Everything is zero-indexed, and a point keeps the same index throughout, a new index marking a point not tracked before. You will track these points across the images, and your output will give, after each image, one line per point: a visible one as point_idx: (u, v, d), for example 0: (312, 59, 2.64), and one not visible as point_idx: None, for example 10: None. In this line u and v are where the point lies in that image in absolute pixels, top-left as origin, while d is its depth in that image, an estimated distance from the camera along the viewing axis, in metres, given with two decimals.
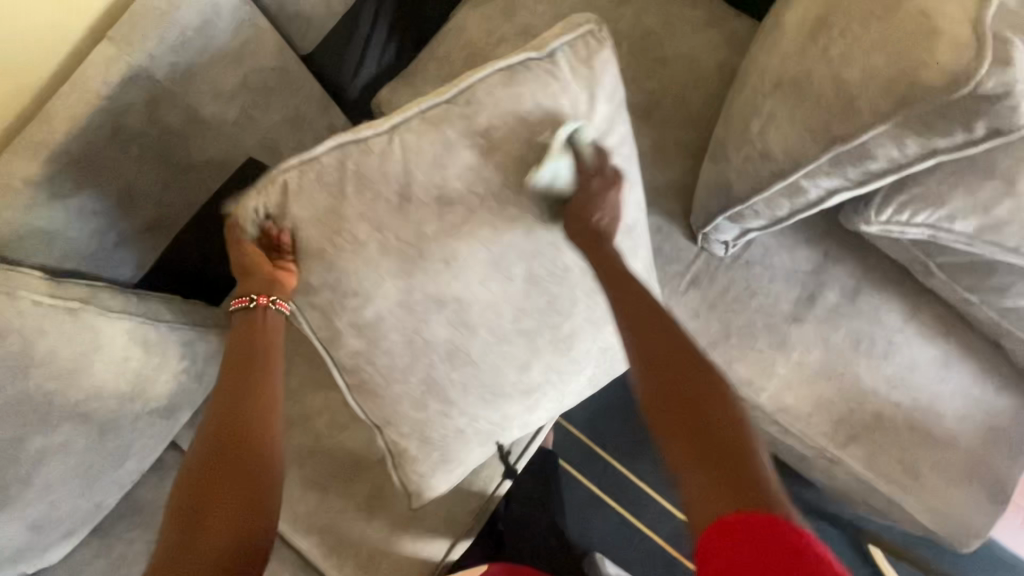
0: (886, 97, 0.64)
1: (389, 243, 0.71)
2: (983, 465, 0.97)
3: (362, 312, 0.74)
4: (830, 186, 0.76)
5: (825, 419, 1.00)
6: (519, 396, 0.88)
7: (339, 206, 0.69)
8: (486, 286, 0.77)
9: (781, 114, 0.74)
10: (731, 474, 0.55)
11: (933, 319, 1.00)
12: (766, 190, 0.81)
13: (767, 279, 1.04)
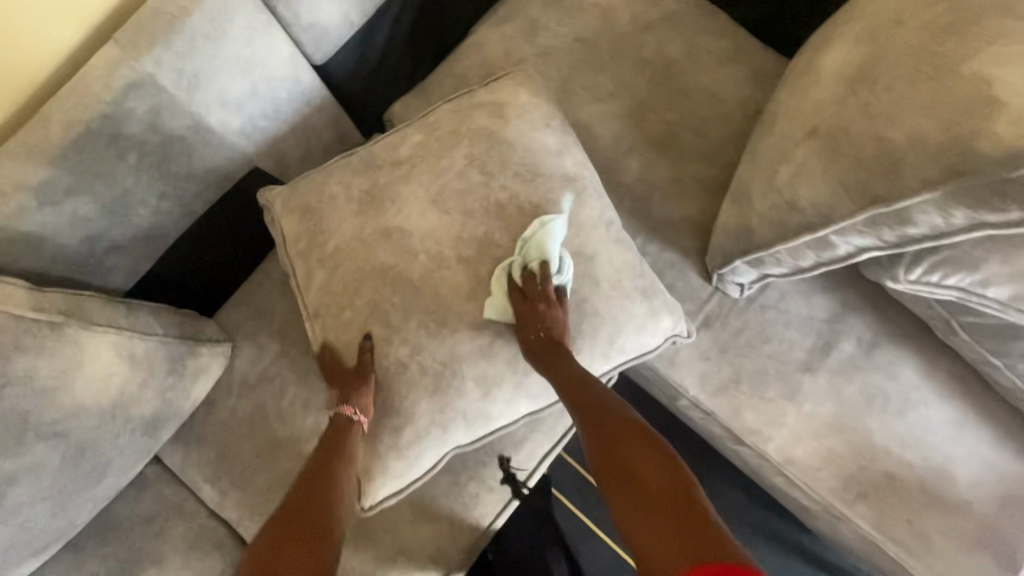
0: (935, 164, 0.61)
1: (355, 197, 0.87)
2: (998, 534, 0.93)
3: (324, 246, 0.86)
4: (861, 245, 0.72)
5: (834, 475, 0.96)
6: (480, 389, 0.82)
7: (328, 191, 0.89)
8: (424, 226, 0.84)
9: (815, 166, 0.72)
10: (680, 520, 0.59)
11: (950, 378, 0.97)
12: (792, 240, 0.77)
13: (781, 324, 1.00)
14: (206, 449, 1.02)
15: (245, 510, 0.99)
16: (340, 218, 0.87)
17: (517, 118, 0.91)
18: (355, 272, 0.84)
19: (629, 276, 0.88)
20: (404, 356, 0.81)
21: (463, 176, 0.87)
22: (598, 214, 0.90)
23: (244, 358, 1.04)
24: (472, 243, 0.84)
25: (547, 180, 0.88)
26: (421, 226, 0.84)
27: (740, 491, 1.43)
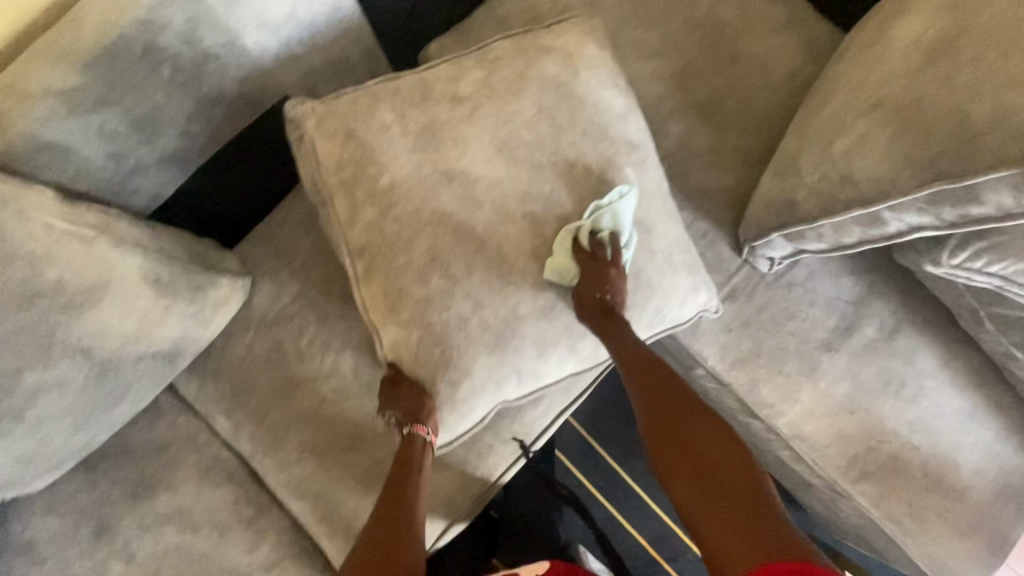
0: (1013, 143, 0.62)
1: (410, 129, 0.83)
2: (991, 521, 0.96)
3: (378, 179, 0.81)
4: (914, 223, 0.72)
5: (841, 453, 0.98)
6: (534, 347, 0.83)
7: (378, 117, 0.82)
8: (489, 166, 0.83)
9: (877, 139, 0.72)
10: (739, 507, 0.64)
11: (966, 368, 0.98)
12: (840, 215, 0.77)
13: (806, 303, 1.00)
14: (221, 381, 1.01)
15: (259, 444, 0.99)
16: (390, 151, 0.82)
17: (565, 67, 0.87)
18: (397, 213, 0.81)
19: (679, 249, 0.89)
20: (465, 312, 0.80)
21: (505, 122, 0.84)
22: (655, 181, 0.89)
23: (263, 294, 1.02)
24: (508, 194, 0.82)
25: (590, 134, 0.86)
26: (485, 176, 0.83)
27: None
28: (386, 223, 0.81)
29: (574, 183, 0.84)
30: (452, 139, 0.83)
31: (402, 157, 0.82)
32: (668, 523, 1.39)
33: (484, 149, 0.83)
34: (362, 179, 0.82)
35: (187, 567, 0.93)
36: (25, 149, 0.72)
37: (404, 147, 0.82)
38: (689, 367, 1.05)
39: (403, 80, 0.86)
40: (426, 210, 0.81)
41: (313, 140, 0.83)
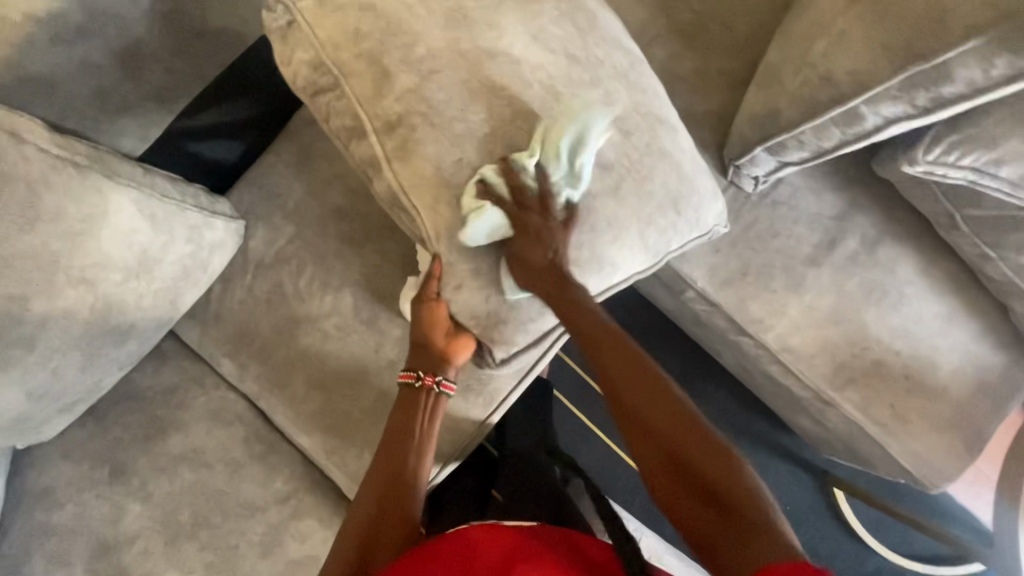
0: (982, 11, 0.67)
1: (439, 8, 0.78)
2: (968, 417, 1.01)
3: (414, 49, 0.76)
4: (891, 114, 0.77)
5: (827, 362, 1.03)
6: (610, 232, 0.79)
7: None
8: (528, 50, 0.79)
9: (850, 34, 0.76)
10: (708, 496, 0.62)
11: (945, 276, 1.02)
12: (821, 115, 0.81)
13: (790, 220, 1.03)
14: (222, 326, 1.03)
15: (265, 384, 1.02)
16: (420, 24, 0.77)
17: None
18: (438, 88, 0.75)
19: (699, 158, 0.89)
20: (536, 185, 0.76)
21: (529, 32, 0.80)
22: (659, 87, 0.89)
23: (259, 238, 1.03)
24: (552, 94, 0.78)
25: (600, 45, 0.85)
26: (527, 60, 0.79)
27: (726, 393, 1.52)
28: (433, 92, 0.75)
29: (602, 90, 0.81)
30: (487, 24, 0.78)
31: (436, 31, 0.77)
32: None
33: (520, 38, 0.80)
34: (393, 59, 0.76)
35: (205, 502, 0.96)
36: (12, 80, 0.75)
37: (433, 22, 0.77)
38: (681, 291, 1.08)
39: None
40: (475, 83, 0.76)
41: (316, 25, 0.78)
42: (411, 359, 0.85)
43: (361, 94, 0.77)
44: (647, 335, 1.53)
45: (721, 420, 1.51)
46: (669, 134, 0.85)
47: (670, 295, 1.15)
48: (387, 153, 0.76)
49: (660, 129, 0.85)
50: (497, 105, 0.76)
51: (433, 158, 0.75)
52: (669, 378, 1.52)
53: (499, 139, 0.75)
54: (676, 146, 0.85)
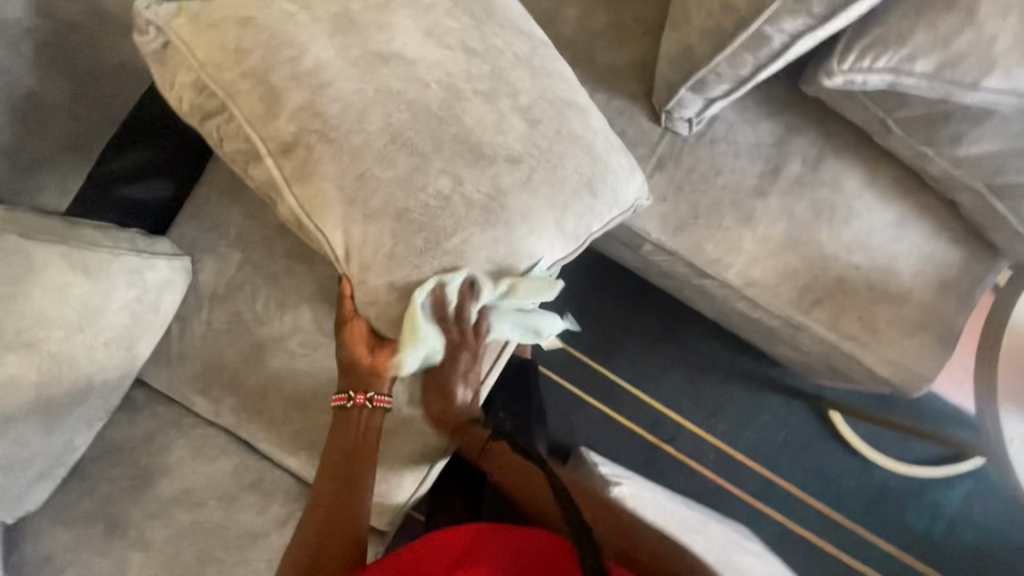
0: None
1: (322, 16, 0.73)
2: (935, 316, 1.02)
3: (300, 61, 0.72)
4: (794, 29, 0.78)
5: (791, 288, 1.03)
6: (525, 225, 0.77)
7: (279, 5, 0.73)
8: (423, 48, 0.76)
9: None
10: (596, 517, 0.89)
11: (890, 182, 1.02)
12: (729, 46, 0.83)
13: (730, 155, 1.03)
14: (189, 365, 1.02)
15: (243, 413, 1.01)
16: (306, 35, 0.72)
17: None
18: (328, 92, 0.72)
19: (612, 133, 0.87)
20: (444, 188, 0.73)
21: (423, 27, 0.76)
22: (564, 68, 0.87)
23: (208, 270, 1.02)
24: (453, 89, 0.75)
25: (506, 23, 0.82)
26: (423, 59, 0.75)
27: (710, 338, 1.54)
28: (326, 106, 0.71)
29: (506, 75, 0.78)
30: (377, 23, 0.74)
31: (322, 40, 0.72)
32: (660, 408, 1.51)
33: (412, 31, 0.75)
34: (280, 73, 0.72)
35: (204, 541, 0.96)
36: None
37: (321, 31, 0.73)
38: (638, 246, 1.08)
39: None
40: (366, 90, 0.72)
41: (196, 37, 0.74)
42: (346, 381, 0.87)
43: (247, 114, 0.73)
44: (625, 297, 1.54)
45: (708, 364, 1.53)
46: (578, 113, 0.82)
47: (630, 251, 1.15)
48: (284, 175, 0.74)
49: (570, 111, 0.82)
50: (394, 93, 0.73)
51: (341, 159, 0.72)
52: (651, 333, 1.53)
53: (402, 146, 0.72)
54: (584, 127, 0.83)
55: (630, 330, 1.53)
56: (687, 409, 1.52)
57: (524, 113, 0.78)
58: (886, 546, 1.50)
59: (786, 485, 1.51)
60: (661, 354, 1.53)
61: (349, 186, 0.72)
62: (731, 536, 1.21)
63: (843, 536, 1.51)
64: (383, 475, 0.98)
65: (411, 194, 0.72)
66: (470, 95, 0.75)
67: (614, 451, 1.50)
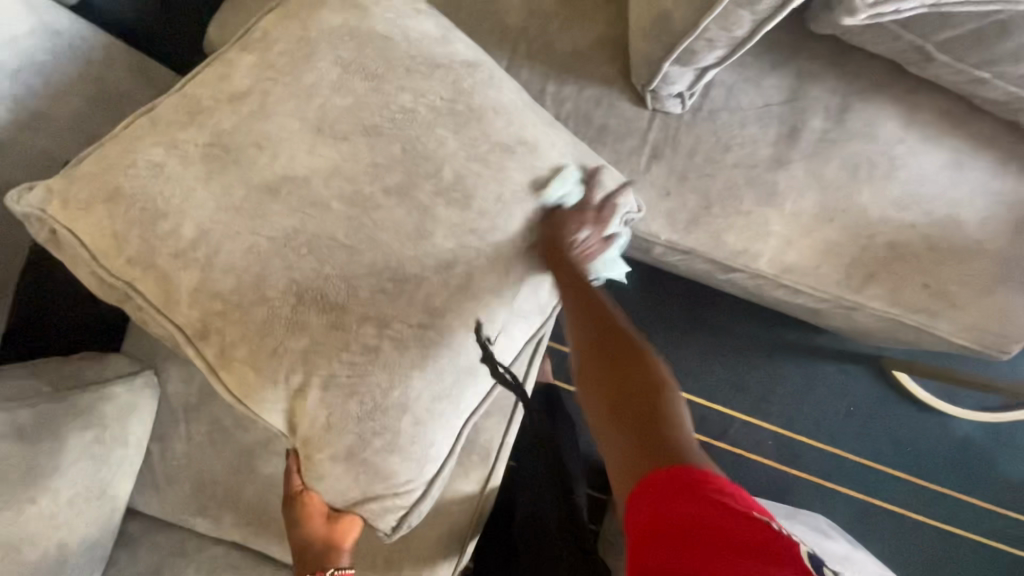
0: None
1: (193, 156, 0.63)
2: (1017, 263, 0.85)
3: (174, 233, 0.62)
4: None
5: (836, 266, 0.87)
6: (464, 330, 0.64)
7: (137, 158, 0.64)
8: (313, 156, 0.64)
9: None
10: (655, 437, 0.52)
11: (935, 116, 0.84)
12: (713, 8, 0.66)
13: (736, 125, 0.86)
14: (176, 484, 0.91)
15: (247, 527, 0.90)
16: (173, 190, 0.62)
17: (350, 4, 0.70)
18: (229, 239, 0.61)
19: (563, 154, 0.72)
20: (370, 337, 0.61)
21: (309, 123, 0.65)
22: (515, 94, 0.72)
23: (175, 379, 0.91)
24: (357, 201, 0.63)
25: (410, 64, 0.68)
26: (314, 170, 0.63)
27: (744, 316, 1.38)
28: (219, 282, 0.61)
29: (437, 151, 0.66)
30: (243, 139, 0.64)
31: (189, 191, 0.62)
32: (703, 402, 1.38)
33: (298, 137, 0.64)
34: (163, 255, 0.61)
35: None
36: None
37: (196, 180, 0.62)
38: (648, 249, 0.93)
39: (160, 108, 0.67)
40: (261, 242, 0.61)
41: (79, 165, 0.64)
42: (303, 564, 0.75)
43: (149, 300, 0.62)
44: (642, 290, 1.39)
45: (748, 345, 1.38)
46: (517, 157, 0.68)
47: (636, 254, 1.00)
48: (205, 362, 0.62)
49: (510, 157, 0.68)
50: (339, 189, 0.63)
51: (281, 264, 0.61)
52: (677, 324, 1.38)
53: (313, 302, 0.60)
54: (528, 175, 0.68)
55: (654, 325, 1.38)
56: (733, 398, 1.38)
57: (448, 200, 0.65)
58: (981, 504, 1.35)
59: (857, 459, 1.37)
60: (693, 345, 1.38)
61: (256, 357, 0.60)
62: (808, 544, 1.06)
63: (932, 503, 1.36)
64: (415, 570, 0.86)
65: (333, 357, 0.60)
66: (378, 197, 0.63)
67: None
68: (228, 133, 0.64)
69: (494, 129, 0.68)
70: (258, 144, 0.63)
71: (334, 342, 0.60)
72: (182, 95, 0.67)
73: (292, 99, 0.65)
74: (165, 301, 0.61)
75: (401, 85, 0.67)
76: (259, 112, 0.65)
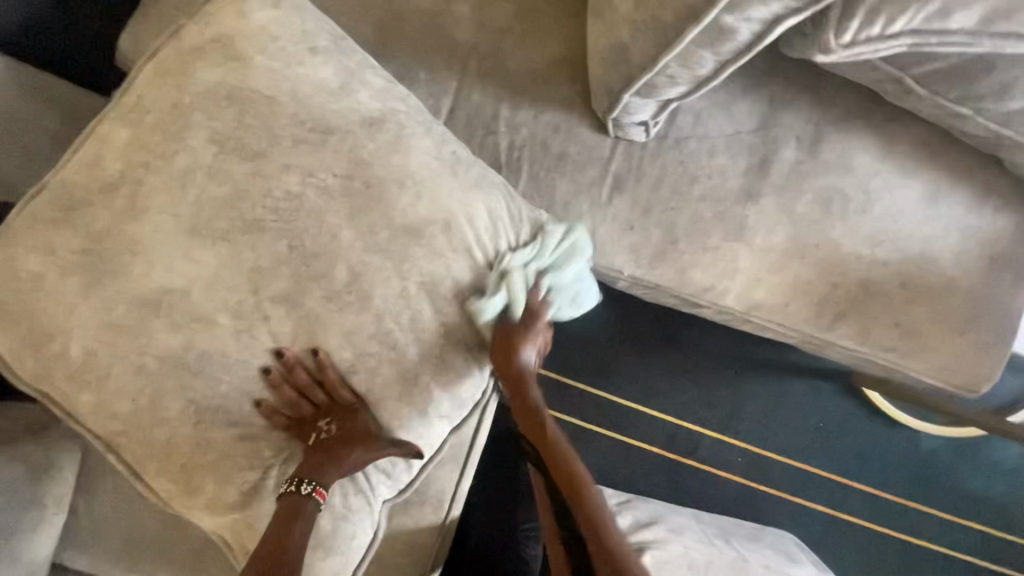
0: None
1: (71, 251, 0.61)
2: (988, 301, 0.81)
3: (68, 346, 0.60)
4: (771, 12, 0.55)
5: (805, 305, 0.83)
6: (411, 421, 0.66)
7: (26, 263, 0.61)
8: (195, 252, 0.62)
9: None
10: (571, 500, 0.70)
11: (909, 149, 0.79)
12: (677, 44, 0.60)
13: (705, 155, 0.80)
14: (106, 540, 0.84)
15: None
16: (67, 296, 0.60)
17: (229, 57, 0.65)
18: (117, 359, 0.60)
19: (502, 230, 0.68)
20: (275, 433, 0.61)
21: (189, 210, 0.62)
22: (426, 155, 0.67)
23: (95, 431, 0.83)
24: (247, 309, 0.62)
25: (298, 133, 0.64)
26: (207, 259, 0.62)
27: (715, 331, 1.35)
28: (117, 390, 0.60)
29: (330, 246, 0.63)
30: (147, 215, 0.61)
31: (79, 299, 0.60)
32: (673, 421, 1.35)
33: (172, 231, 0.61)
34: (64, 375, 0.61)
35: None
36: None
37: (75, 288, 0.60)
38: (612, 282, 0.88)
39: (40, 200, 0.63)
40: (149, 362, 0.61)
41: None
42: (305, 458, 0.63)
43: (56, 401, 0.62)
44: (610, 306, 1.35)
45: (716, 363, 1.34)
46: (425, 242, 0.65)
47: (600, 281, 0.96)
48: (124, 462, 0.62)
49: (414, 241, 0.65)
50: (222, 301, 0.61)
51: (176, 380, 0.60)
52: (647, 340, 1.34)
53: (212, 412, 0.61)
54: (438, 262, 0.65)
55: (623, 342, 1.34)
56: (703, 416, 1.35)
57: (341, 305, 0.63)
58: (944, 516, 1.36)
59: (826, 475, 1.36)
60: (663, 362, 1.34)
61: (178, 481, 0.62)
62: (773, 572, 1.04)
63: (897, 516, 1.36)
64: None
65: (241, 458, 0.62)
66: (266, 305, 0.62)
67: (633, 477, 1.35)
68: (101, 237, 0.61)
69: (399, 210, 0.64)
70: (131, 250, 0.61)
71: (252, 443, 0.62)
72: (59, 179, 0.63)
73: (166, 185, 0.62)
74: (87, 412, 0.62)
75: (286, 163, 0.63)
76: (129, 212, 0.61)
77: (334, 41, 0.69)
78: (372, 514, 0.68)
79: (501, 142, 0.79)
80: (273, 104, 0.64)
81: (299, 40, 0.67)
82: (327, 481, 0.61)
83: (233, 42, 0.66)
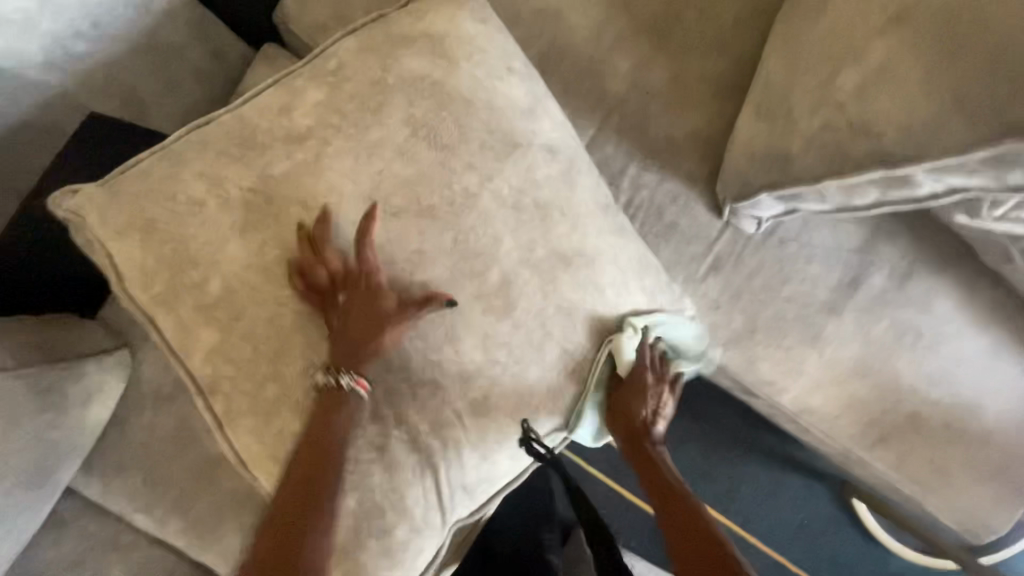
0: None
1: (231, 197, 0.63)
2: (1015, 463, 0.86)
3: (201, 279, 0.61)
4: (956, 184, 0.61)
5: (854, 421, 0.87)
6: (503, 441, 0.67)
7: (183, 193, 0.63)
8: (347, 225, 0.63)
9: (899, 74, 0.61)
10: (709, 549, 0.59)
11: (986, 305, 0.84)
12: (854, 176, 0.65)
13: (803, 260, 0.84)
14: (124, 474, 0.82)
15: (190, 538, 0.82)
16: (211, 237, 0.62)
17: (423, 56, 0.69)
18: (244, 305, 0.62)
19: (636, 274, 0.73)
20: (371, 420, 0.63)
21: (352, 189, 0.64)
22: (591, 193, 0.73)
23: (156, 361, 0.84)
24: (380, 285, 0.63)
25: (482, 138, 0.68)
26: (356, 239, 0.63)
27: (731, 410, 1.40)
28: (235, 338, 0.61)
29: (484, 246, 0.65)
30: (312, 182, 0.64)
31: (229, 240, 0.62)
32: None
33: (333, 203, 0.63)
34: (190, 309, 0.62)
35: None
36: None
37: (227, 229, 0.62)
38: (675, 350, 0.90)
39: (207, 139, 0.66)
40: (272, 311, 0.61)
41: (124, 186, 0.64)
42: (331, 353, 0.60)
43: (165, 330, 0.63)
44: None
45: (724, 440, 1.39)
46: (571, 270, 0.68)
47: None
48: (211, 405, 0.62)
49: (563, 267, 0.68)
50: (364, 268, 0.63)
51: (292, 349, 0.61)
52: None
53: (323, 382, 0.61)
54: (576, 290, 0.68)
55: None
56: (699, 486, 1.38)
57: (476, 305, 0.64)
58: None
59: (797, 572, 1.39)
60: (674, 427, 1.39)
61: (271, 445, 0.61)
62: None
63: None
64: None
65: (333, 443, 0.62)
66: (399, 287, 0.63)
67: None
68: (268, 185, 0.63)
69: (556, 236, 0.69)
70: (282, 209, 0.63)
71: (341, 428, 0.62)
72: (233, 124, 0.67)
73: (344, 155, 0.65)
74: (197, 346, 0.62)
75: (466, 162, 0.67)
76: (296, 171, 0.64)
77: (522, 74, 0.73)
78: (444, 532, 0.67)
79: (620, 198, 0.82)
80: (451, 114, 0.68)
81: (495, 57, 0.72)
82: (364, 373, 0.60)
83: (428, 49, 0.70)
